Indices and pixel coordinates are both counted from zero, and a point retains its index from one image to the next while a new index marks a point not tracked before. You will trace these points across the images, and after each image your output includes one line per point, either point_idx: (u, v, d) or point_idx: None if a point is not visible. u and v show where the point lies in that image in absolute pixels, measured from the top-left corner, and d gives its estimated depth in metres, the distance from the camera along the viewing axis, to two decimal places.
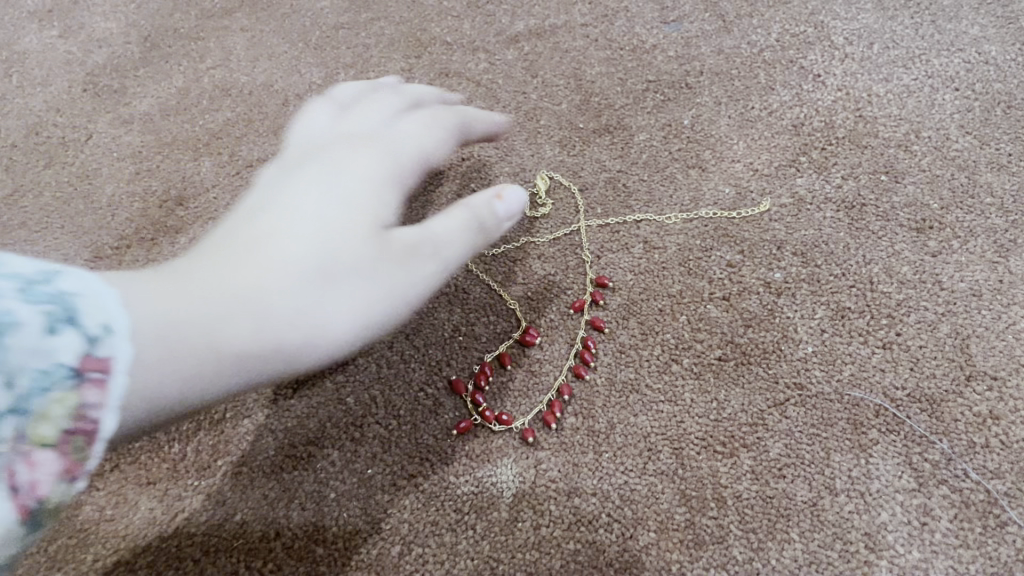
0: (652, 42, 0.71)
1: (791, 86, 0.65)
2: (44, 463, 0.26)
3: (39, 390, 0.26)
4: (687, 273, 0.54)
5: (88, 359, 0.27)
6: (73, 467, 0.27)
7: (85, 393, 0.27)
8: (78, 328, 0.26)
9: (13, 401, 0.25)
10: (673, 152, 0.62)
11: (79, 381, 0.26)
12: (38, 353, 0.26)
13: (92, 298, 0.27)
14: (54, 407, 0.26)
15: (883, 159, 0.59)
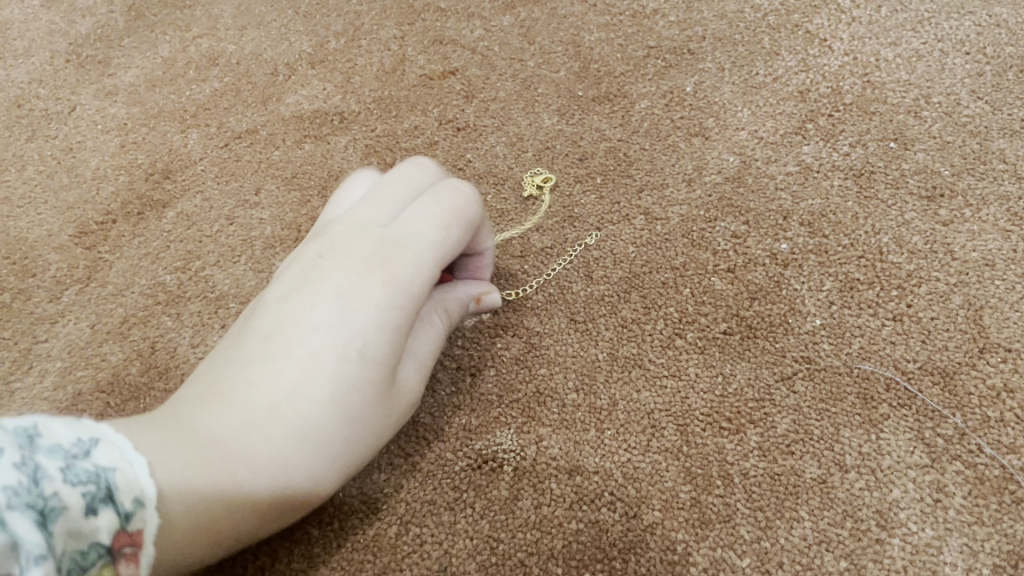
0: (653, 7, 0.69)
1: (797, 51, 0.63)
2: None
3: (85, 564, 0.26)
4: (691, 244, 0.53)
5: (122, 534, 0.27)
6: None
7: (121, 569, 0.27)
8: (123, 502, 0.27)
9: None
10: (675, 120, 0.61)
11: (115, 556, 0.27)
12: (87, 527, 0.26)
13: (128, 472, 0.28)
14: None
15: (891, 126, 0.57)
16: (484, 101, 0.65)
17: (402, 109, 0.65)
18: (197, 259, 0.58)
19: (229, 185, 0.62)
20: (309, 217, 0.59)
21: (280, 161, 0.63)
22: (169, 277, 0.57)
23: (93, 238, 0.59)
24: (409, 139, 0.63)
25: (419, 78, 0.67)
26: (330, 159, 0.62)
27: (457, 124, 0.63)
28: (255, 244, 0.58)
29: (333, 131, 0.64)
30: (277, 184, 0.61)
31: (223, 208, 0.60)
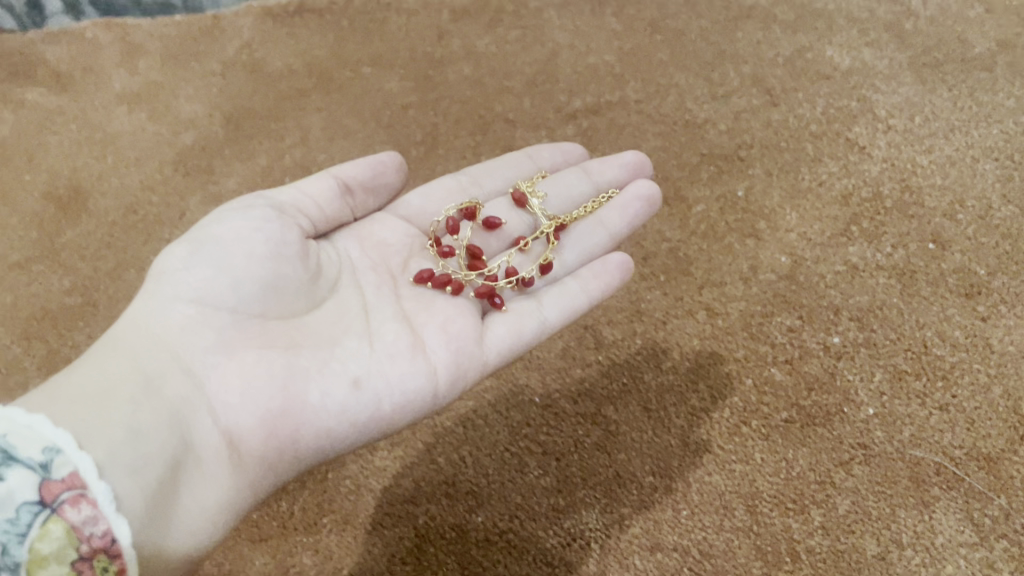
0: (704, 117, 0.76)
1: (838, 157, 0.70)
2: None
3: (23, 532, 0.29)
4: (750, 337, 0.58)
5: (48, 485, 0.30)
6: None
7: (68, 514, 0.30)
8: (28, 456, 0.30)
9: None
10: (730, 222, 0.67)
11: (52, 508, 0.30)
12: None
13: (20, 426, 0.31)
14: (52, 530, 0.29)
15: (930, 228, 0.63)
16: None
17: None
18: None
19: None
20: None
21: None
22: None
23: None
24: None
25: None
26: None
27: None
28: None
29: None
30: None
31: None
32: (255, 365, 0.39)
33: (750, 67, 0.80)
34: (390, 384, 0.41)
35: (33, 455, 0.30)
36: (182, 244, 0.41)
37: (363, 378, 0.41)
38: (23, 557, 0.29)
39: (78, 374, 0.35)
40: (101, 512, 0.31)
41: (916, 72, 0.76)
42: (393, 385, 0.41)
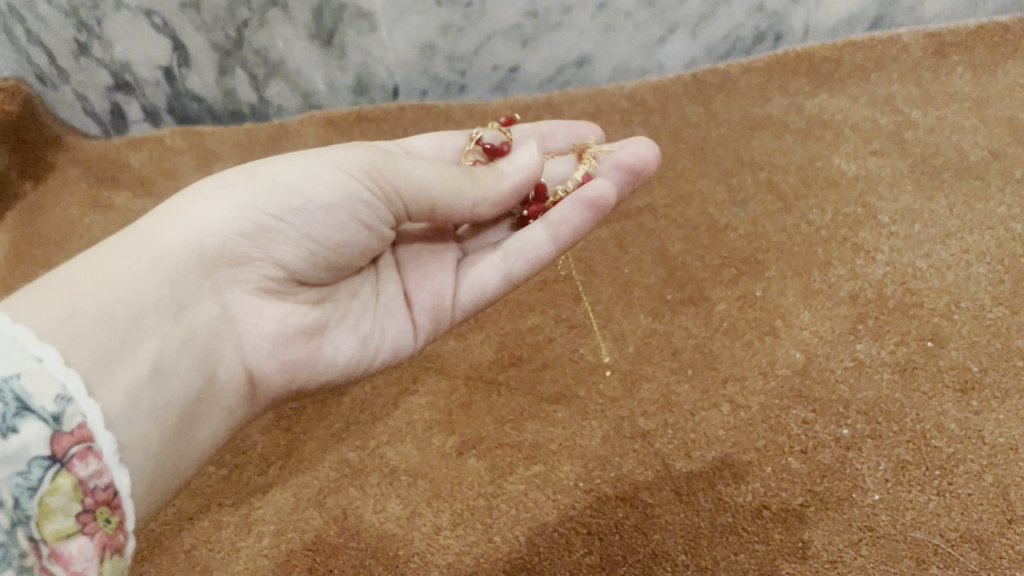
0: (725, 221, 0.85)
1: (846, 260, 0.78)
2: (80, 542, 0.36)
3: (36, 486, 0.35)
4: (770, 428, 0.66)
5: (59, 438, 0.37)
6: (108, 535, 0.38)
7: (76, 469, 0.37)
8: (43, 410, 0.36)
9: (17, 511, 0.34)
10: (749, 320, 0.75)
11: (60, 462, 0.36)
12: (8, 456, 0.35)
13: (32, 377, 0.37)
14: (64, 483, 0.36)
15: (929, 328, 0.71)
16: (591, 301, 0.80)
17: (525, 308, 0.80)
18: (371, 438, 0.72)
19: (391, 375, 0.77)
20: (458, 403, 0.73)
21: (431, 355, 0.78)
22: (351, 454, 0.71)
23: (289, 421, 0.75)
24: (533, 335, 0.78)
25: (537, 281, 0.83)
26: (470, 353, 0.77)
27: (570, 322, 0.78)
28: (417, 426, 0.72)
29: (470, 328, 0.80)
30: (431, 376, 0.76)
31: (389, 394, 0.75)
32: (270, 306, 0.55)
33: (766, 175, 0.89)
34: (380, 347, 0.62)
35: (48, 409, 0.37)
36: (242, 189, 0.53)
37: (370, 336, 0.62)
38: (37, 508, 0.35)
39: (144, 295, 0.47)
40: (101, 467, 0.39)
41: (916, 180, 0.84)
42: (382, 347, 0.62)
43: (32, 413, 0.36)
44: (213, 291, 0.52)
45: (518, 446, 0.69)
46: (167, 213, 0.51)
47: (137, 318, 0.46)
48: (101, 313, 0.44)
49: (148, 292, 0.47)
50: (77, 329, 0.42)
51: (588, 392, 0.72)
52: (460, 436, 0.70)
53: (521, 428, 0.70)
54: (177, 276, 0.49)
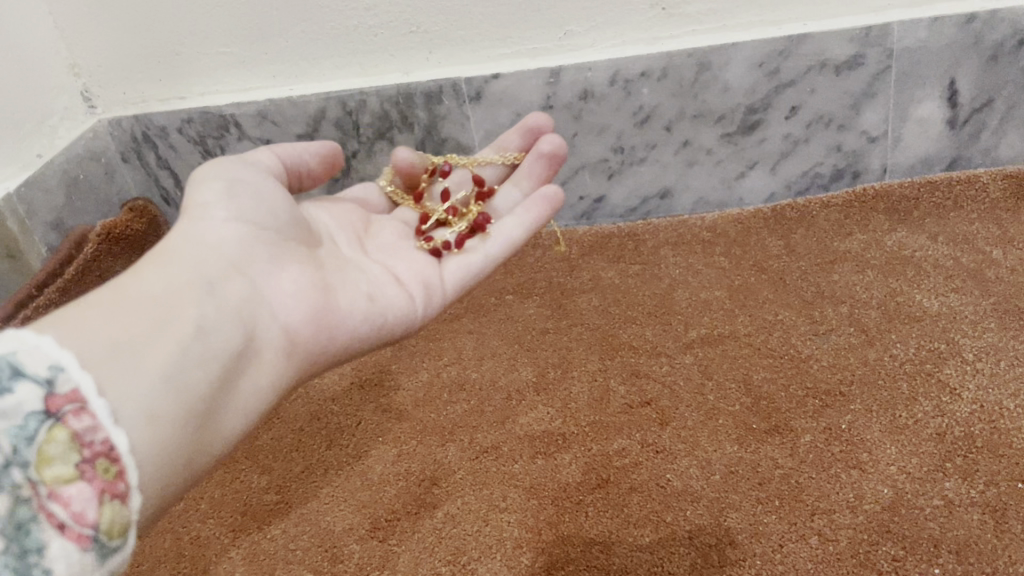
0: (808, 351, 0.88)
1: (931, 396, 0.79)
2: (80, 486, 0.42)
3: (33, 436, 0.42)
4: (859, 564, 0.67)
5: (52, 398, 0.43)
6: (107, 482, 0.43)
7: (71, 423, 0.43)
8: (37, 376, 0.43)
9: (15, 456, 0.41)
10: (835, 452, 0.76)
11: (57, 416, 0.43)
12: (8, 412, 0.42)
13: (32, 353, 0.44)
14: (58, 434, 0.43)
15: (1019, 469, 0.71)
16: (676, 427, 0.82)
17: (611, 431, 0.83)
18: (462, 554, 0.74)
19: (483, 492, 0.80)
20: (546, 522, 0.76)
21: (520, 473, 0.81)
22: (444, 568, 0.73)
23: (384, 532, 0.78)
24: (619, 458, 0.80)
25: (623, 404, 0.86)
26: (558, 473, 0.80)
27: (656, 447, 0.81)
28: (507, 543, 0.74)
29: (558, 449, 0.83)
30: (519, 493, 0.79)
31: (479, 510, 0.78)
32: (283, 281, 0.61)
33: (847, 307, 0.92)
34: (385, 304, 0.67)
35: (42, 375, 0.43)
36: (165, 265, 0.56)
37: (375, 297, 0.66)
38: (35, 454, 0.42)
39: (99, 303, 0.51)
40: (97, 424, 0.44)
41: (1000, 318, 0.86)
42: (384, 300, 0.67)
43: (25, 379, 0.43)
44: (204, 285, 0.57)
45: (607, 570, 0.70)
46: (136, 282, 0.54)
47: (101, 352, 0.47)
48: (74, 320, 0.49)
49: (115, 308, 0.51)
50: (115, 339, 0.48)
51: (675, 518, 0.73)
52: (550, 556, 0.73)
53: (609, 551, 0.72)
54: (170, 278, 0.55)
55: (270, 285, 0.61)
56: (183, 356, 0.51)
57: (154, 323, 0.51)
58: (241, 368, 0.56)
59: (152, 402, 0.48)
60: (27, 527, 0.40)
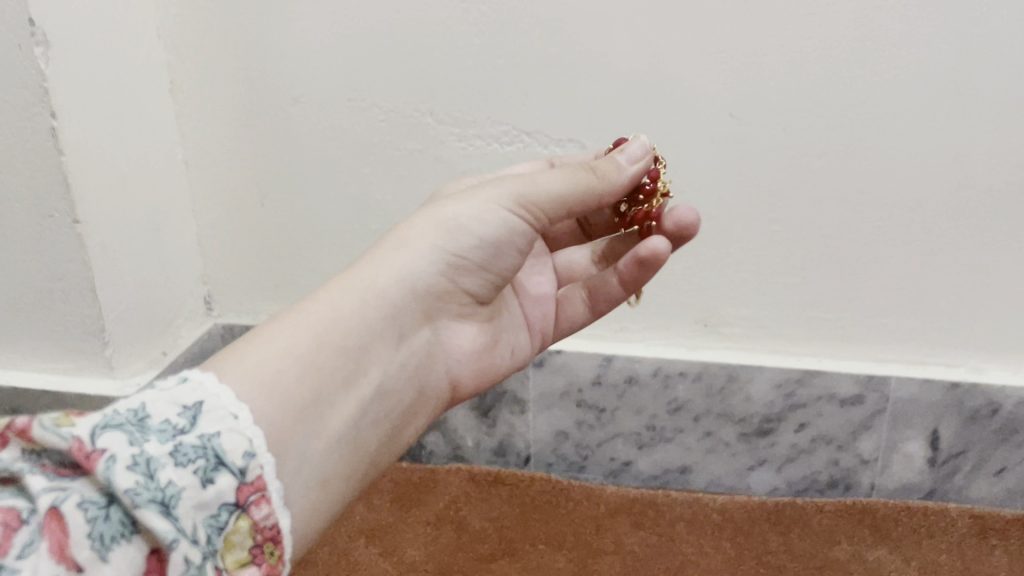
0: None
1: None
2: (250, 571, 0.56)
3: (222, 526, 0.55)
4: None
5: (241, 487, 0.56)
6: (271, 566, 0.57)
7: (251, 509, 0.57)
8: (234, 466, 0.56)
9: (208, 546, 0.53)
10: None
11: (241, 504, 0.56)
12: (208, 501, 0.54)
13: (232, 439, 0.57)
14: (241, 525, 0.56)
15: None
16: None
17: None
18: None
19: None
20: None
21: None
22: None
23: None
24: None
25: None
26: None
27: None
28: None
29: None
30: None
31: None
32: (456, 334, 0.82)
33: None
34: (524, 350, 0.92)
35: (238, 465, 0.56)
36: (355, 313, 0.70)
37: (518, 349, 0.91)
38: (223, 543, 0.54)
39: (294, 356, 0.65)
40: (271, 510, 0.58)
41: None
42: (523, 349, 0.92)
43: (226, 469, 0.56)
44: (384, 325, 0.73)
45: None
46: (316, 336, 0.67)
47: (303, 411, 0.64)
48: (262, 374, 0.63)
49: (313, 363, 0.66)
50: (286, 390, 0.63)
51: None
52: None
53: None
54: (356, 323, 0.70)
55: (452, 335, 0.82)
56: (365, 405, 0.70)
57: (342, 376, 0.68)
58: (415, 406, 0.78)
59: (338, 453, 0.67)
60: None
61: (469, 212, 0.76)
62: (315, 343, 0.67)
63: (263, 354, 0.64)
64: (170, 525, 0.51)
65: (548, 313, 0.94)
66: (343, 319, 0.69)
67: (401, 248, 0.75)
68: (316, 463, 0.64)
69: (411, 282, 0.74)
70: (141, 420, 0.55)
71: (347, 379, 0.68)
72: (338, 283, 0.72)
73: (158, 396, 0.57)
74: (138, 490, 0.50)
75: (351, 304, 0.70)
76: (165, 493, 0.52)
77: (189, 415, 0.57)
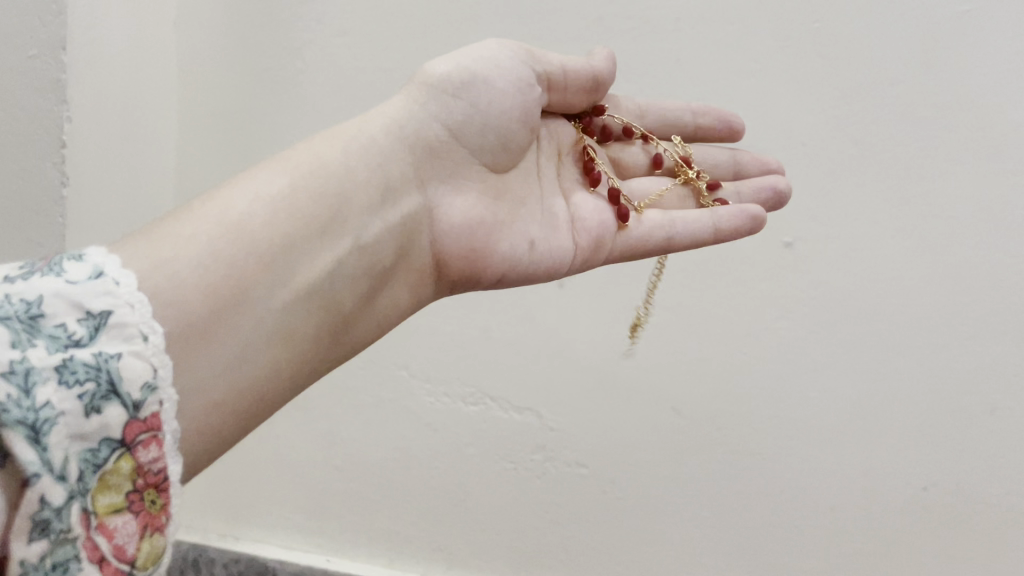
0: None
1: None
2: (124, 516, 0.53)
3: (100, 464, 0.52)
4: None
5: (129, 425, 0.54)
6: (150, 515, 0.55)
7: (133, 454, 0.54)
8: (127, 398, 0.54)
9: (80, 484, 0.51)
10: None
11: (125, 443, 0.54)
12: (88, 434, 0.52)
13: (129, 365, 0.54)
14: (123, 466, 0.53)
15: None
16: None
17: None
18: None
19: None
20: None
21: None
22: None
23: None
24: None
25: None
26: None
27: None
28: None
29: None
30: None
31: None
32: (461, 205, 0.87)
33: None
34: (547, 250, 0.91)
35: (132, 398, 0.54)
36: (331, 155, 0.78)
37: (536, 244, 0.91)
38: (98, 483, 0.52)
39: (262, 209, 0.71)
40: (158, 454, 0.56)
41: None
42: (550, 249, 0.92)
43: (117, 400, 0.53)
44: (372, 181, 0.80)
45: None
46: (264, 178, 0.73)
47: (267, 247, 0.69)
48: (211, 218, 0.68)
49: (272, 200, 0.72)
50: (246, 221, 0.69)
51: None
52: None
53: None
54: (326, 172, 0.76)
55: (449, 208, 0.86)
56: (341, 256, 0.75)
57: (311, 222, 0.73)
58: (396, 271, 0.82)
59: (304, 298, 0.71)
60: (64, 567, 0.49)
61: (497, 74, 0.87)
62: (277, 188, 0.73)
63: (194, 222, 0.66)
64: (38, 457, 0.48)
65: (604, 221, 0.95)
66: (319, 171, 0.76)
67: (379, 123, 0.83)
68: (273, 300, 0.68)
69: (380, 150, 0.82)
70: (32, 319, 0.52)
71: (320, 226, 0.74)
72: (317, 150, 0.78)
73: (59, 290, 0.54)
74: (10, 405, 0.47)
75: (309, 156, 0.77)
76: (38, 416, 0.48)
77: (89, 325, 0.54)
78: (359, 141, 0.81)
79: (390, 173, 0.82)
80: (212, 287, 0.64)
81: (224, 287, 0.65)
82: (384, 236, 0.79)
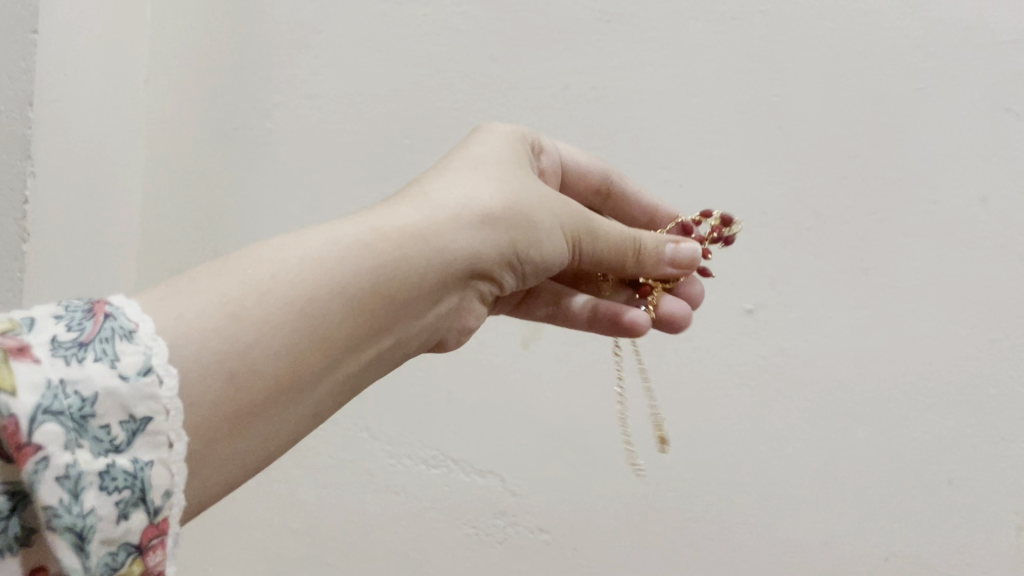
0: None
1: None
2: None
3: (117, 566, 0.53)
4: None
5: (145, 530, 0.55)
6: None
7: (145, 555, 0.55)
8: (150, 505, 0.55)
9: None
10: None
11: (140, 548, 0.54)
12: (114, 538, 0.53)
13: (159, 473, 0.55)
14: (134, 568, 0.54)
15: None
16: None
17: None
18: None
19: None
20: None
21: None
22: None
23: None
24: None
25: None
26: None
27: None
28: None
29: None
30: None
31: None
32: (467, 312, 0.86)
33: None
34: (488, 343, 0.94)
35: (153, 505, 0.55)
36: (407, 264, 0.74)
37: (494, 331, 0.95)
38: None
39: (336, 292, 0.68)
40: (165, 557, 0.56)
41: None
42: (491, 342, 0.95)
43: (143, 506, 0.54)
44: (423, 294, 0.77)
45: None
46: (350, 268, 0.69)
47: (326, 348, 0.68)
48: (290, 300, 0.65)
49: (347, 300, 0.69)
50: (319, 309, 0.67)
51: None
52: None
53: None
54: (400, 281, 0.73)
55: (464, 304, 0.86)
56: (381, 349, 0.75)
57: (368, 323, 0.71)
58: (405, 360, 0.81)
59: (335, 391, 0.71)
60: None
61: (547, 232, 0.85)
62: (355, 282, 0.69)
63: (275, 288, 0.65)
64: (80, 562, 0.50)
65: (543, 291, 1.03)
66: (399, 274, 0.73)
67: (461, 236, 0.78)
68: (313, 396, 0.68)
69: (448, 261, 0.77)
70: (83, 418, 0.52)
71: (376, 326, 0.72)
72: (405, 238, 0.74)
73: (112, 388, 0.53)
74: (60, 511, 0.50)
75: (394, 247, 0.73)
76: (84, 521, 0.51)
77: (129, 429, 0.54)
78: (437, 249, 0.76)
79: (443, 283, 0.79)
80: (279, 377, 0.64)
81: (279, 378, 0.64)
82: (411, 336, 0.79)
